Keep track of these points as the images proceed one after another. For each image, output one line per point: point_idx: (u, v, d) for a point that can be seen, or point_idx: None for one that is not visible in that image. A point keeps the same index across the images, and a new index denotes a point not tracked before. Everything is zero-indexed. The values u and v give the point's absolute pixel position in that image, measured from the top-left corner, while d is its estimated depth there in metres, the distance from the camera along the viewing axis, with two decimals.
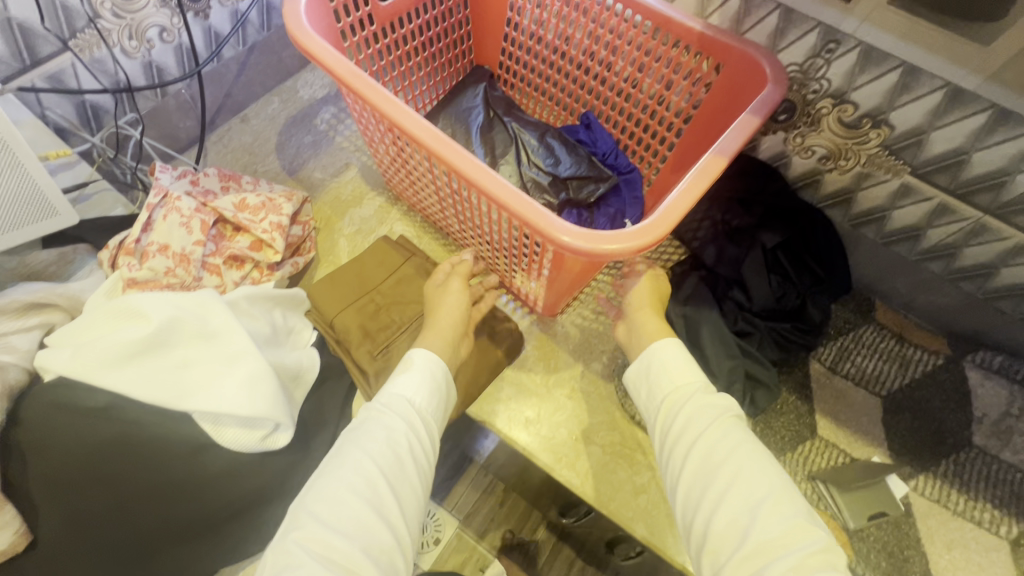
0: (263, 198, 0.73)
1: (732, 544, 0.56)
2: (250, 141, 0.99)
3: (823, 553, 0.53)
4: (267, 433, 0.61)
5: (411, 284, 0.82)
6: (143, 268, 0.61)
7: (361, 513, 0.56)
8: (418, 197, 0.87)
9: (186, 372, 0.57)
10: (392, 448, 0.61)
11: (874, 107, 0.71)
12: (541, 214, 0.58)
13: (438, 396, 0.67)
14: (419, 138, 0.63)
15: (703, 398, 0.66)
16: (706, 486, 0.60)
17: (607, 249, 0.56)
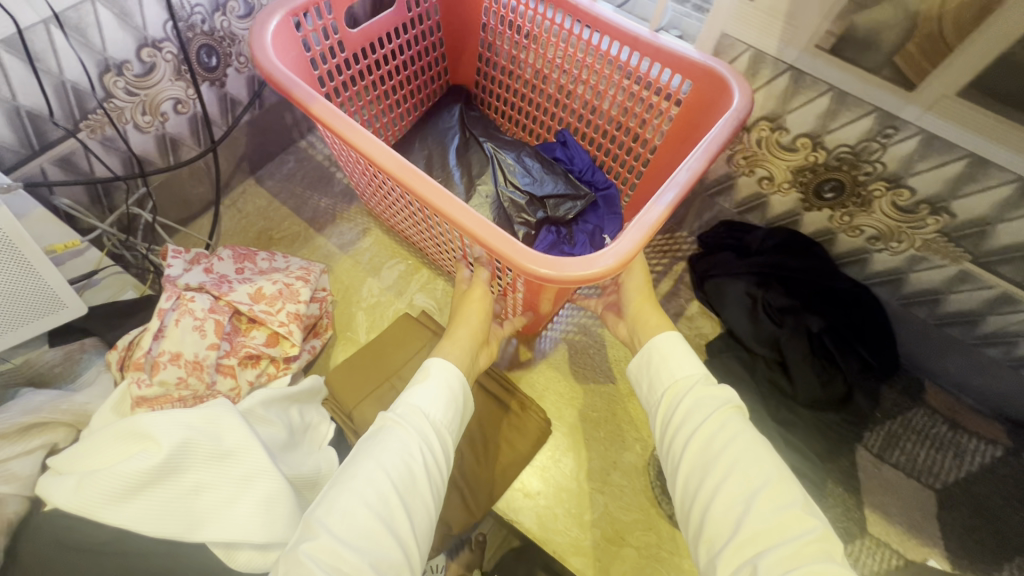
0: (280, 285, 0.69)
1: (725, 533, 0.50)
2: (265, 204, 0.95)
3: (818, 544, 0.47)
4: None
5: None
6: (153, 384, 0.57)
7: (371, 516, 0.48)
8: (396, 218, 0.84)
9: (198, 499, 0.53)
10: (409, 456, 0.52)
11: (933, 194, 0.66)
12: (509, 243, 0.54)
13: (456, 411, 0.59)
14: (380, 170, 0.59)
15: (704, 388, 0.60)
16: (705, 475, 0.54)
17: (574, 273, 0.52)
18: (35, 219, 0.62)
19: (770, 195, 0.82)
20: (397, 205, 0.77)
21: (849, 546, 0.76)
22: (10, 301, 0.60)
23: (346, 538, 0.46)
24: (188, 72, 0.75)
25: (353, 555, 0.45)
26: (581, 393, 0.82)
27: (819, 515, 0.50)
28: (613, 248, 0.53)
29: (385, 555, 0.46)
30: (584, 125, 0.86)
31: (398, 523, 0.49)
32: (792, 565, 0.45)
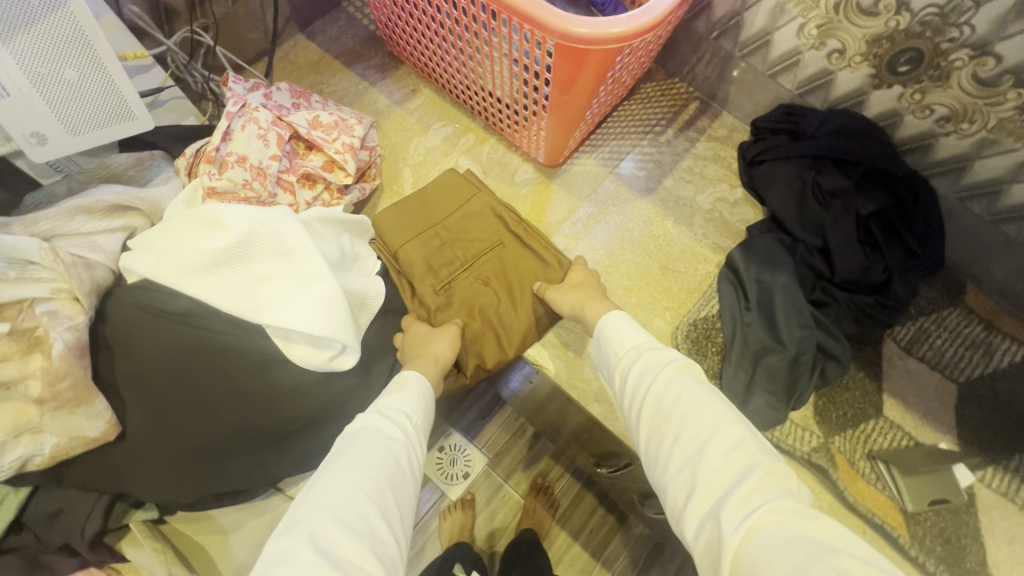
0: (336, 117, 0.70)
1: (684, 491, 0.49)
2: (316, 58, 0.95)
3: (770, 481, 0.47)
4: (335, 354, 0.61)
5: (475, 221, 0.79)
6: (223, 178, 0.60)
7: (361, 505, 0.49)
8: (418, 50, 0.89)
9: (263, 287, 0.58)
10: (390, 449, 0.54)
11: (1021, 62, 0.63)
12: (544, 9, 0.59)
13: (427, 415, 0.61)
14: None
15: (651, 355, 0.58)
16: (662, 436, 0.53)
17: (610, 32, 0.57)
18: (108, 23, 0.65)
19: (839, 71, 0.78)
20: (438, 37, 0.82)
21: (862, 425, 0.78)
22: (88, 101, 0.63)
23: (337, 524, 0.47)
24: None
25: (349, 540, 0.46)
26: (617, 262, 0.85)
27: (772, 452, 0.50)
28: (640, 13, 0.59)
29: (375, 538, 0.48)
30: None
31: (383, 511, 0.50)
32: (751, 507, 0.45)
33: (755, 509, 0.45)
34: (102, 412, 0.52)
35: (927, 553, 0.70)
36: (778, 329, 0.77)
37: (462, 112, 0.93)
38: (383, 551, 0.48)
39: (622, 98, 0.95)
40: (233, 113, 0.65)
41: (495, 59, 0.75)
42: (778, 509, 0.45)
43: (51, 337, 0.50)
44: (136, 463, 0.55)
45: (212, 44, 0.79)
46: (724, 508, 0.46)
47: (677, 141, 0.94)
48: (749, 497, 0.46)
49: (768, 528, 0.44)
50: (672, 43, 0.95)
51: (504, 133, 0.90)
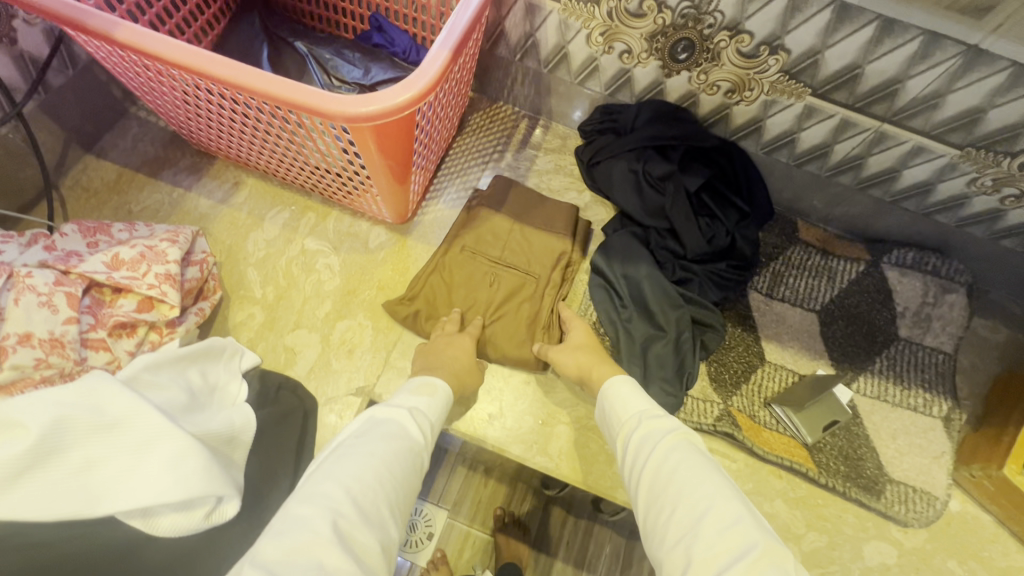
0: (140, 248, 0.63)
1: (680, 569, 0.50)
2: (115, 176, 0.86)
3: (769, 561, 0.47)
4: (210, 509, 0.55)
5: (528, 242, 0.85)
6: (5, 369, 0.52)
7: (376, 488, 0.53)
8: (224, 142, 0.83)
9: (94, 474, 0.50)
10: (407, 440, 0.59)
11: (769, 33, 0.70)
12: (323, 95, 0.57)
13: (442, 418, 0.66)
14: (174, 59, 0.58)
15: (652, 423, 0.62)
16: (659, 506, 0.55)
17: (396, 102, 0.57)
18: None
19: (633, 69, 0.84)
20: (240, 128, 0.77)
21: (752, 376, 0.84)
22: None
23: (352, 505, 0.50)
24: None
25: (362, 526, 0.50)
26: None
27: (774, 535, 0.50)
28: (421, 75, 0.58)
29: (382, 530, 0.52)
30: (395, 3, 0.87)
31: (390, 503, 0.54)
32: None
33: None
34: None
35: (834, 475, 0.77)
36: (654, 317, 0.81)
37: (296, 192, 0.88)
38: (385, 541, 0.52)
39: (454, 135, 0.95)
40: None
41: (303, 139, 0.72)
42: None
43: None
44: None
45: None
46: None
47: (518, 163, 0.96)
48: None
49: None
50: (484, 71, 0.96)
51: (346, 204, 0.87)
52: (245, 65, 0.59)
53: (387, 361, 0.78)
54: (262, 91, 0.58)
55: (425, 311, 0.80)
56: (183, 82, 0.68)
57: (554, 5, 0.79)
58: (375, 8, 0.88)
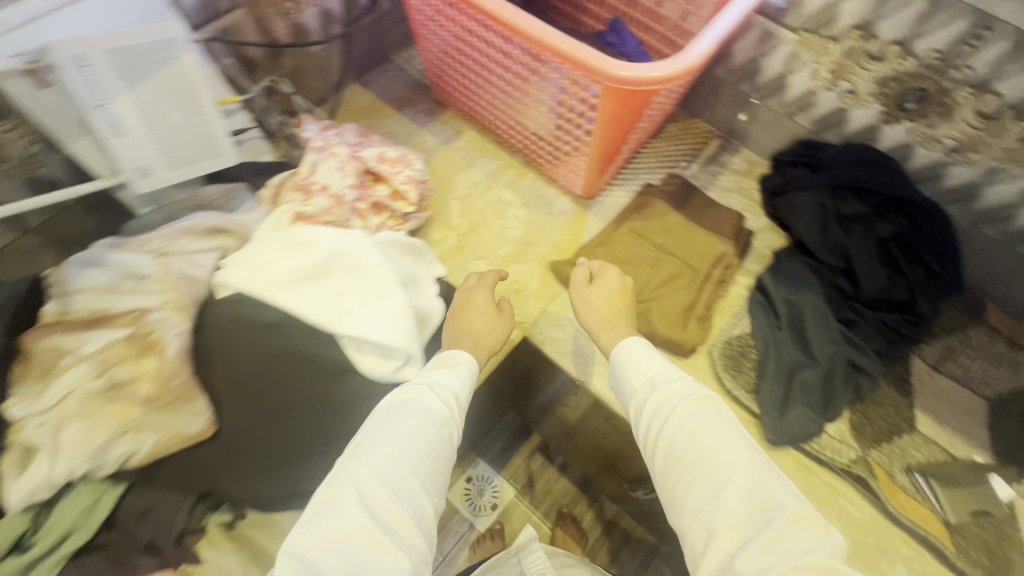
0: (400, 152, 0.78)
1: (703, 539, 0.50)
2: (370, 103, 1.04)
3: (798, 528, 0.48)
4: (400, 364, 0.64)
5: (692, 239, 0.90)
6: (309, 204, 0.68)
7: (401, 463, 0.51)
8: (466, 94, 0.98)
9: (342, 300, 0.64)
10: (432, 413, 0.56)
11: (1020, 98, 0.70)
12: (596, 56, 0.67)
13: (469, 391, 0.62)
14: (484, 6, 0.71)
15: (665, 387, 0.60)
16: (677, 477, 0.54)
17: (656, 75, 0.65)
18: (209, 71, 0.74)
19: (851, 110, 0.86)
20: (488, 82, 0.90)
21: (898, 440, 0.80)
22: (175, 137, 0.71)
23: (385, 484, 0.50)
24: None
25: (390, 500, 0.49)
26: None
27: (800, 498, 0.51)
28: (682, 57, 0.67)
29: (416, 504, 0.51)
30: (635, 11, 0.97)
31: (423, 479, 0.52)
32: (779, 557, 0.46)
33: (778, 563, 0.45)
34: (200, 411, 0.58)
35: (974, 565, 0.71)
36: (809, 346, 0.81)
37: (505, 150, 1.02)
38: (424, 518, 0.51)
39: (651, 137, 1.02)
40: (315, 149, 0.73)
41: (542, 98, 0.83)
42: (807, 559, 0.45)
43: (165, 341, 0.57)
44: (228, 460, 0.60)
45: (290, 90, 0.83)
46: (743, 558, 0.47)
47: (701, 175, 1.01)
48: (771, 548, 0.47)
49: None
50: (693, 88, 1.04)
51: (545, 170, 0.98)
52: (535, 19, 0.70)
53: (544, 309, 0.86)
54: (542, 40, 0.69)
55: None
56: (468, 31, 0.82)
57: (791, 37, 0.85)
58: (615, 13, 0.99)
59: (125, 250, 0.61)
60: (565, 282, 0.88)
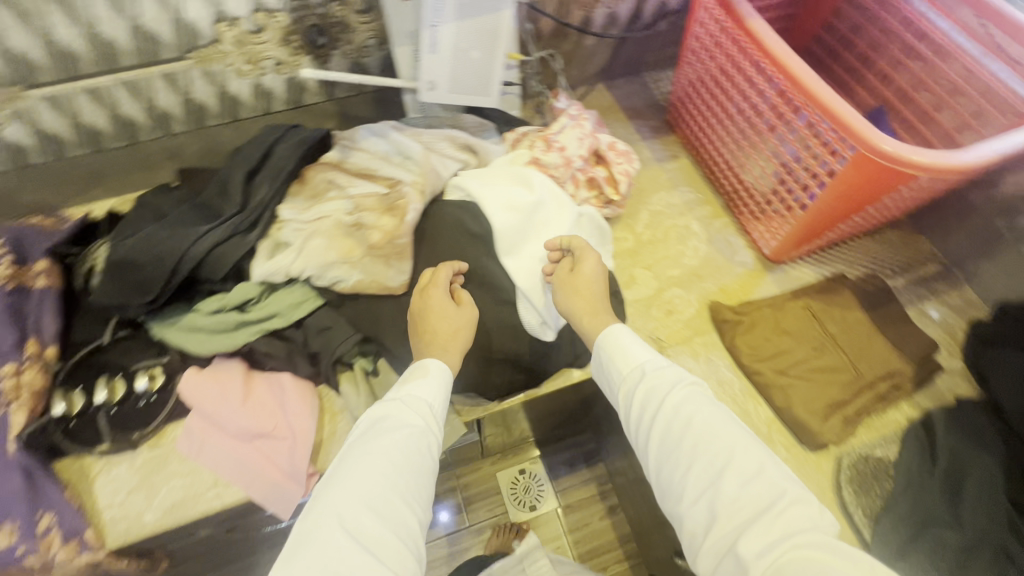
0: (629, 149, 0.85)
1: (705, 521, 0.52)
2: (607, 103, 1.13)
3: (797, 509, 0.50)
4: (545, 322, 0.73)
5: (872, 343, 0.84)
6: (547, 155, 0.76)
7: (381, 489, 0.53)
8: (700, 125, 1.03)
9: (535, 244, 0.73)
10: (410, 429, 0.57)
11: None
12: (865, 125, 0.68)
13: (445, 401, 0.63)
14: (770, 49, 0.76)
15: (657, 378, 0.61)
16: (674, 462, 0.56)
17: (922, 161, 0.65)
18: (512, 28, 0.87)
19: None
20: (729, 121, 0.94)
21: None
22: (467, 66, 0.85)
23: (366, 510, 0.51)
24: None
25: (374, 525, 0.50)
26: None
27: (796, 482, 0.53)
28: (957, 155, 0.66)
29: (401, 523, 0.52)
30: (907, 109, 0.93)
31: (406, 496, 0.54)
32: (777, 535, 0.48)
33: (782, 542, 0.48)
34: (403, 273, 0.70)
35: None
36: (958, 508, 0.72)
37: (710, 188, 1.05)
38: (408, 537, 0.52)
39: (865, 233, 0.97)
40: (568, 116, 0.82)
41: (778, 151, 0.85)
42: (802, 538, 0.48)
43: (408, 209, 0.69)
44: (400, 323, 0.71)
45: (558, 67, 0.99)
46: (748, 533, 0.49)
47: (905, 291, 0.94)
48: (776, 524, 0.49)
49: (795, 559, 0.46)
50: (934, 205, 0.97)
51: (742, 221, 0.99)
52: (815, 75, 0.74)
53: (687, 339, 0.88)
54: (815, 95, 0.72)
55: (747, 327, 0.86)
56: (737, 69, 0.87)
57: None
58: (884, 102, 0.96)
59: (402, 134, 0.76)
60: (718, 325, 0.88)
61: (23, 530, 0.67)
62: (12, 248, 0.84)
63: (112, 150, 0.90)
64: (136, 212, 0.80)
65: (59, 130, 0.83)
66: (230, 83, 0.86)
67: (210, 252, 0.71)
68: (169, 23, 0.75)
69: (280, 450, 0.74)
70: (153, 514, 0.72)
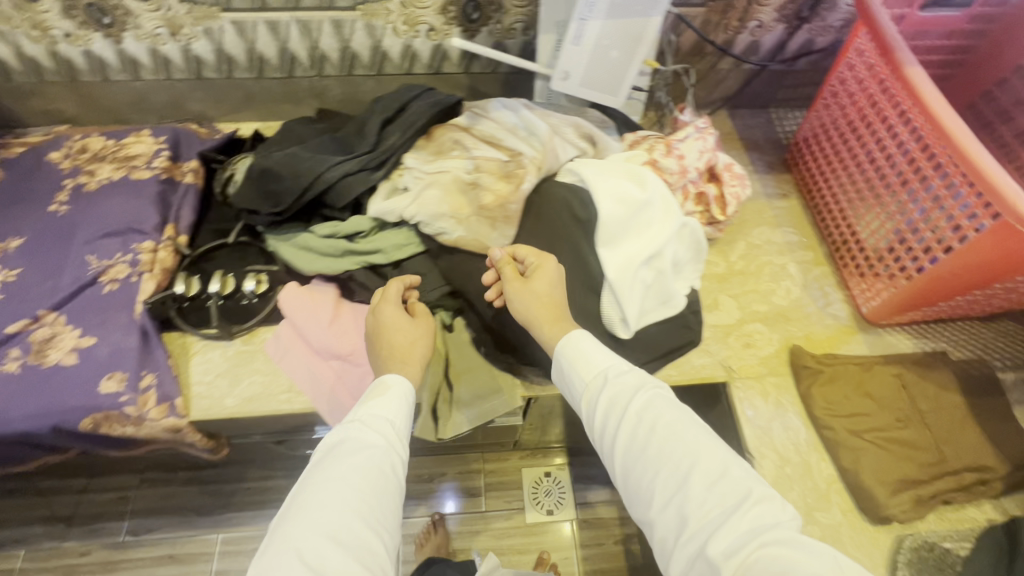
0: (743, 174, 0.84)
1: (676, 527, 0.54)
2: (726, 130, 1.12)
3: (760, 506, 0.53)
4: (621, 319, 0.75)
5: (964, 430, 0.78)
6: (664, 159, 0.77)
7: (340, 513, 0.54)
8: (819, 167, 1.00)
9: (633, 241, 0.74)
10: (370, 449, 0.60)
11: None
12: (1016, 192, 0.64)
13: (406, 418, 0.65)
14: (924, 98, 0.73)
15: (619, 384, 0.62)
16: (642, 468, 0.58)
17: None
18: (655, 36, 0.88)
19: None
20: (852, 168, 0.91)
21: None
22: (602, 67, 0.88)
23: (327, 541, 0.52)
24: (791, 12, 0.95)
25: (333, 550, 0.52)
26: None
27: (757, 479, 0.56)
28: None
29: (366, 548, 0.53)
30: None
31: (369, 522, 0.55)
32: (742, 533, 0.51)
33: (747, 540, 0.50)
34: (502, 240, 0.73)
35: None
36: None
37: (816, 233, 1.00)
38: (375, 564, 0.53)
39: (979, 317, 0.90)
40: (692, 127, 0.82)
41: (900, 208, 0.82)
42: (767, 536, 0.51)
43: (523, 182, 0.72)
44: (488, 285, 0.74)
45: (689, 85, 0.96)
46: (719, 534, 0.51)
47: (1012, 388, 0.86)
48: (743, 522, 0.52)
49: (760, 556, 0.49)
50: None
51: (844, 273, 0.95)
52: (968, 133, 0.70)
53: (759, 377, 0.85)
54: (964, 153, 0.69)
55: (828, 379, 0.82)
56: (876, 116, 0.84)
57: None
58: None
59: (532, 112, 0.80)
60: (797, 370, 0.84)
61: (129, 383, 0.77)
62: (169, 146, 0.98)
63: (272, 80, 0.99)
64: (280, 135, 0.89)
65: (235, 54, 0.93)
66: (385, 40, 0.93)
67: (341, 178, 0.77)
68: None
69: (352, 375, 0.79)
70: (233, 401, 0.79)
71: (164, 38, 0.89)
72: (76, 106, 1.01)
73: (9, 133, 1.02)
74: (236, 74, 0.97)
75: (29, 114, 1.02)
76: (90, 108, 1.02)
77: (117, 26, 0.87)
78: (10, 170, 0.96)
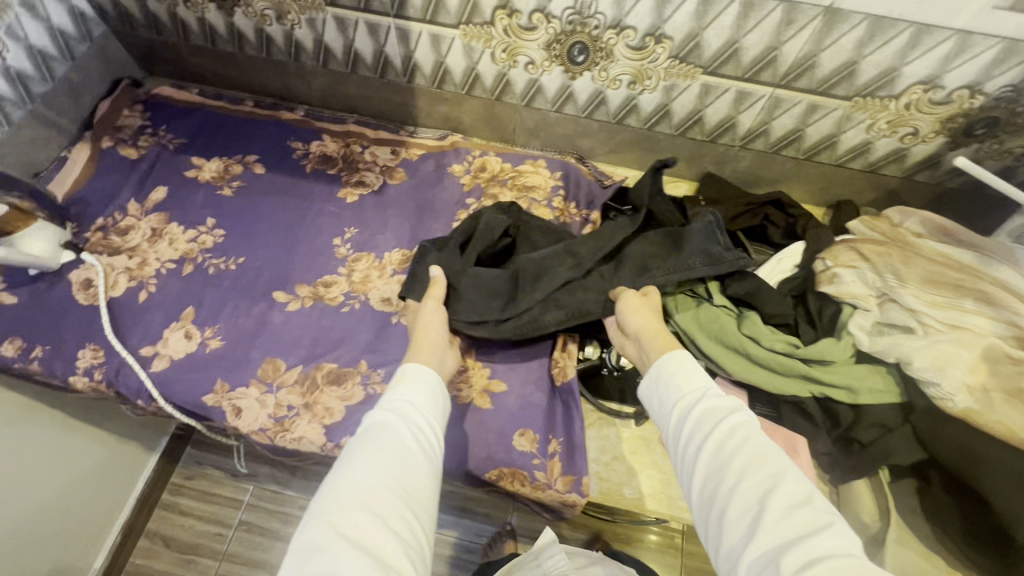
0: None
1: (743, 537, 0.48)
2: None
3: (835, 541, 0.45)
4: None
5: None
6: None
7: (373, 489, 0.52)
8: None
9: None
10: (397, 427, 0.57)
11: None
12: None
13: (437, 405, 0.62)
14: None
15: (715, 403, 0.58)
16: (718, 479, 0.52)
17: None
18: None
19: None
20: None
21: None
22: None
23: (360, 510, 0.50)
24: None
25: (363, 524, 0.49)
26: None
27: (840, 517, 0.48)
28: None
29: (401, 524, 0.50)
30: None
31: (407, 501, 0.52)
32: (811, 561, 0.43)
33: (818, 566, 0.43)
34: None
35: None
36: None
37: None
38: (410, 538, 0.50)
39: None
40: None
41: None
42: (845, 565, 0.43)
43: None
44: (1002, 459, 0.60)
45: None
46: (793, 556, 0.44)
47: None
48: (815, 554, 0.44)
49: None
50: None
51: None
52: None
53: None
54: None
55: None
56: None
57: None
58: None
59: None
60: None
61: (541, 446, 0.75)
62: (563, 185, 0.95)
63: (687, 140, 0.93)
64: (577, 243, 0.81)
65: (677, 111, 0.87)
66: (849, 132, 0.83)
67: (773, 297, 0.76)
68: (881, 69, 0.73)
69: None
70: (631, 493, 0.75)
71: (620, 84, 0.85)
72: (475, 120, 1.01)
73: (404, 130, 1.04)
74: (657, 127, 0.92)
75: (427, 116, 1.03)
76: (488, 123, 1.01)
77: (585, 65, 0.83)
78: (413, 173, 0.98)
